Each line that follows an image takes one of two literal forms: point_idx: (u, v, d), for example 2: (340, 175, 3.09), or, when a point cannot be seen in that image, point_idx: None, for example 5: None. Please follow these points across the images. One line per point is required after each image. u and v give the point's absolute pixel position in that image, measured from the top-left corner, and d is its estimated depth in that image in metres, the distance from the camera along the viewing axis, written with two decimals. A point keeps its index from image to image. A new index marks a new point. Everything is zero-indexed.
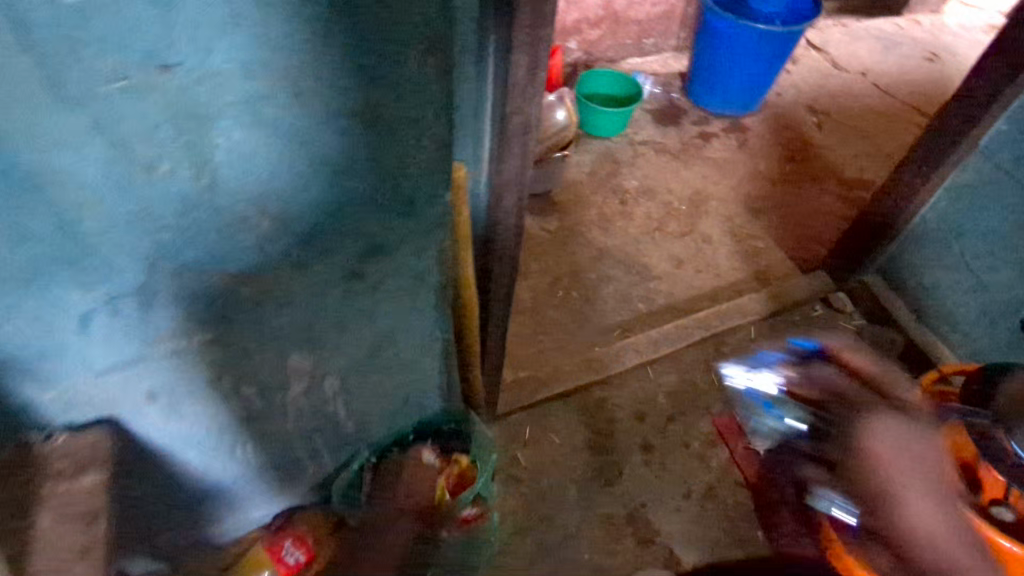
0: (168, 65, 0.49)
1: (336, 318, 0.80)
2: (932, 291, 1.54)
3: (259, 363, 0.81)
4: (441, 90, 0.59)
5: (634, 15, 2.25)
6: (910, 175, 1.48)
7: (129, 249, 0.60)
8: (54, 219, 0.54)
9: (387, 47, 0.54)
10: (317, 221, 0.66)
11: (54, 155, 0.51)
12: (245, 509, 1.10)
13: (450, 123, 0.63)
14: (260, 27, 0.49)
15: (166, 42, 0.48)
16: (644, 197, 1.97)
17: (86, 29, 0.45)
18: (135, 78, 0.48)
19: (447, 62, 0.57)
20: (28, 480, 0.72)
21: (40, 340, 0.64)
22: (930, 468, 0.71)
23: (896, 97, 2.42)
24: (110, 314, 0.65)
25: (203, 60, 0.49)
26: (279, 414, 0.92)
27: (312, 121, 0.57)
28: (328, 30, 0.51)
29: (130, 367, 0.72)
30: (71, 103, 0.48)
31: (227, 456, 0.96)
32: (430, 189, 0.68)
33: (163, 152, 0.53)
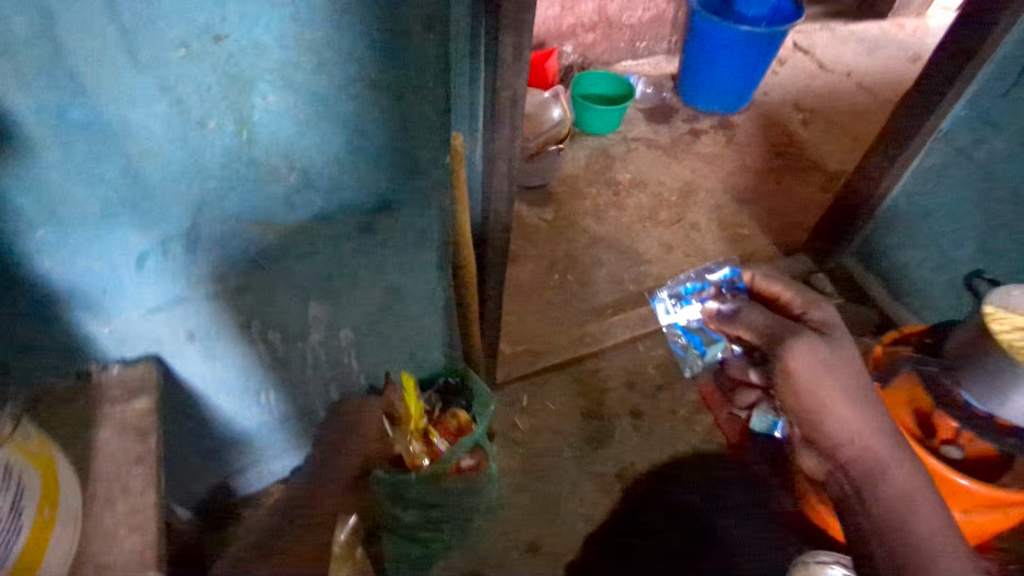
0: (220, 36, 0.61)
1: (351, 270, 0.92)
2: (904, 268, 1.64)
3: (284, 310, 0.93)
4: (439, 63, 0.71)
5: (627, 20, 2.37)
6: (880, 160, 1.58)
7: (182, 195, 0.72)
8: (124, 166, 0.66)
9: (395, 23, 0.66)
10: (336, 176, 0.78)
11: (127, 111, 0.62)
12: (265, 459, 1.22)
13: (448, 91, 0.75)
14: (294, 6, 0.61)
15: (220, 18, 0.59)
16: (636, 188, 2.09)
17: (159, 7, 0.57)
18: (194, 47, 0.60)
19: (444, 38, 0.69)
20: (89, 402, 0.84)
21: (104, 276, 0.76)
22: (839, 376, 0.98)
23: (881, 95, 2.53)
24: (162, 255, 0.77)
25: (248, 33, 0.61)
26: (299, 361, 1.03)
27: (333, 86, 0.69)
28: (348, 9, 0.63)
29: (176, 306, 0.84)
30: (143, 68, 0.60)
31: (252, 403, 1.08)
32: (431, 150, 0.80)
33: (213, 110, 0.65)
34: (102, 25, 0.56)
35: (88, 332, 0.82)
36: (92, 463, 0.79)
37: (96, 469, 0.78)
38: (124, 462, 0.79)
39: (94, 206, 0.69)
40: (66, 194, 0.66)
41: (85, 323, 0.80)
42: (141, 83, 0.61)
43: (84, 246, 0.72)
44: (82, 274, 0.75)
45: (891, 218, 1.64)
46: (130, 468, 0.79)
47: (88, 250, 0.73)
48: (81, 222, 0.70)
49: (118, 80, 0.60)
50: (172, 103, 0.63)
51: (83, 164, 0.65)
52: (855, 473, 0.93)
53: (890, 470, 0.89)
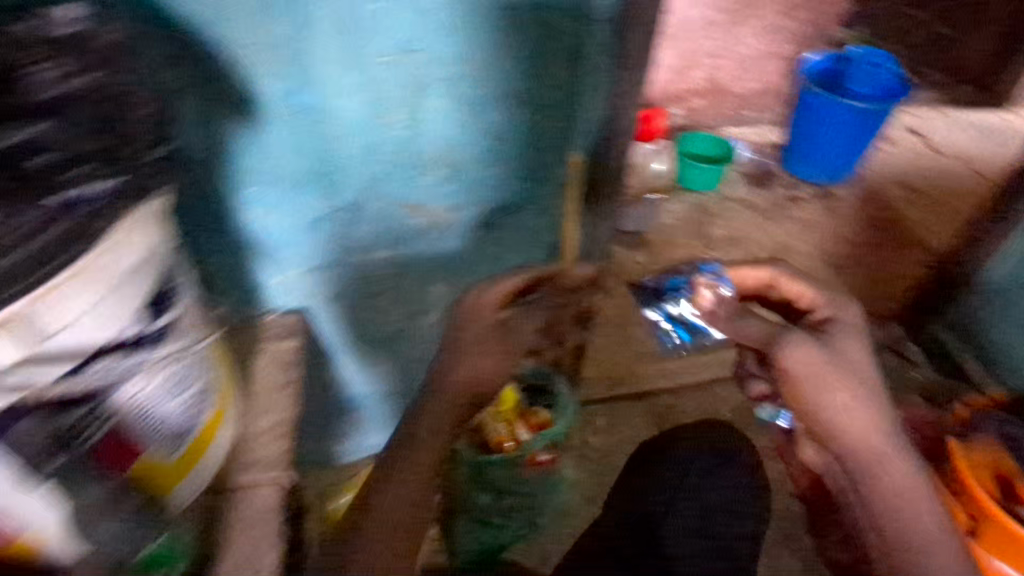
0: (414, 48, 0.80)
1: (472, 259, 1.07)
2: (1001, 347, 1.62)
3: (411, 287, 1.09)
4: (572, 84, 0.88)
5: (735, 89, 2.49)
6: (981, 233, 1.59)
7: (358, 172, 0.90)
8: (323, 143, 0.85)
9: (543, 48, 0.83)
10: (476, 173, 0.95)
11: (337, 99, 0.82)
12: (365, 433, 1.36)
13: (575, 109, 0.91)
14: (471, 30, 0.80)
15: (417, 34, 0.79)
16: (728, 244, 2.16)
17: (378, 23, 0.77)
18: (394, 54, 0.80)
19: (579, 64, 0.86)
20: (250, 339, 1.01)
21: (285, 234, 0.95)
22: (841, 369, 0.81)
23: (1002, 177, 2.44)
24: (331, 222, 0.95)
25: (434, 47, 0.80)
26: (413, 338, 1.19)
27: (488, 95, 0.86)
28: (511, 35, 0.81)
29: (330, 268, 1.02)
30: (356, 67, 0.80)
31: (367, 373, 1.23)
32: (555, 158, 0.96)
33: (396, 105, 0.84)
34: (336, 33, 0.76)
35: (261, 280, 1.00)
36: (247, 383, 0.95)
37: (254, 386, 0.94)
38: (274, 385, 0.95)
39: (294, 174, 0.88)
40: (274, 159, 0.85)
41: (261, 272, 0.99)
42: (351, 76, 0.80)
43: (277, 206, 0.91)
44: (270, 230, 0.94)
45: (993, 295, 1.62)
46: (279, 390, 0.95)
47: (280, 209, 0.92)
48: (281, 185, 0.89)
49: (336, 75, 0.80)
50: (369, 94, 0.83)
51: (295, 138, 0.84)
52: (884, 502, 0.78)
53: (892, 467, 0.79)
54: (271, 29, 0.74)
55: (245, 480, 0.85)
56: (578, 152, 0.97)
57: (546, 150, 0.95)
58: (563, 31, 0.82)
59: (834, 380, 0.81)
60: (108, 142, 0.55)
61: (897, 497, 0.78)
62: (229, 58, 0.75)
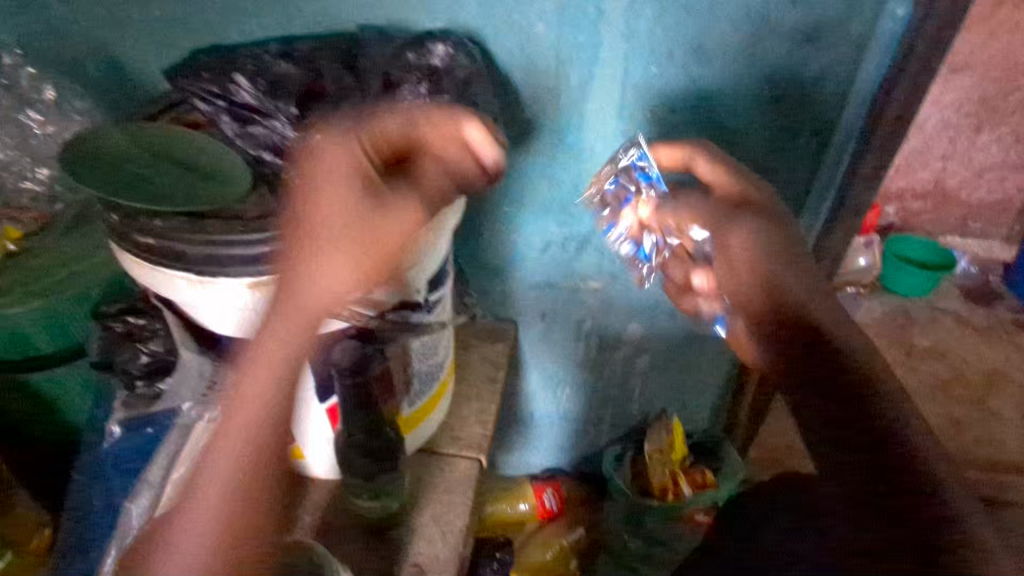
0: (676, 111, 0.87)
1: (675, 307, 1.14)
2: None
3: (613, 321, 1.17)
4: (815, 160, 0.91)
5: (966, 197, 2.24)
6: None
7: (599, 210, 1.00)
8: (575, 179, 0.96)
9: (797, 124, 0.87)
10: None
11: (597, 146, 0.91)
12: (531, 450, 1.46)
13: (811, 184, 0.93)
14: (732, 102, 0.85)
15: (682, 100, 0.86)
16: (932, 357, 1.98)
17: (650, 88, 0.85)
18: (658, 115, 0.87)
19: (827, 140, 0.88)
20: (469, 334, 1.14)
21: (519, 251, 1.07)
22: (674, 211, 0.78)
23: None
24: (561, 247, 1.06)
25: (693, 113, 0.87)
26: (601, 368, 1.27)
27: (732, 161, 0.91)
28: (769, 108, 0.86)
29: (548, 289, 1.13)
30: (622, 121, 0.88)
31: (551, 393, 1.33)
32: None
33: None
34: (613, 91, 0.86)
35: (488, 289, 1.14)
36: (463, 371, 1.08)
37: (468, 378, 1.07)
38: (484, 380, 1.07)
39: (543, 202, 1.00)
40: (530, 185, 0.98)
41: (490, 283, 1.12)
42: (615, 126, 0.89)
43: (521, 227, 1.04)
44: (509, 246, 1.07)
45: None
46: (487, 384, 1.06)
47: (522, 230, 1.04)
48: (531, 210, 1.01)
49: (602, 127, 0.89)
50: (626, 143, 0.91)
51: (554, 173, 0.95)
52: (845, 371, 0.56)
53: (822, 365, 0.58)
54: (562, 78, 0.85)
55: (447, 450, 0.97)
56: (805, 226, 0.99)
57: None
58: (824, 107, 0.85)
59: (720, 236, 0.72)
60: (449, 132, 0.69)
61: (873, 374, 0.55)
62: (519, 102, 0.88)
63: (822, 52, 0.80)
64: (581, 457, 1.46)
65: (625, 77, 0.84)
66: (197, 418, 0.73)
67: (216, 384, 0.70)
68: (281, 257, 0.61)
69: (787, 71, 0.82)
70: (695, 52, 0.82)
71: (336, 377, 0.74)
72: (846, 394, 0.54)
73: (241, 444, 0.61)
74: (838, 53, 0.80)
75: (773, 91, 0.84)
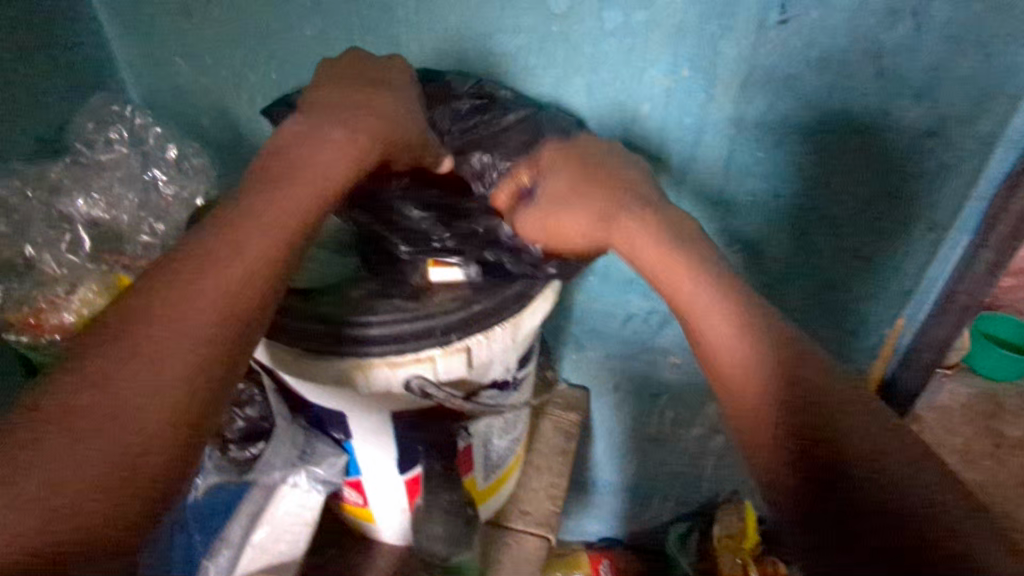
0: (779, 197, 0.83)
1: None
2: None
3: (689, 398, 1.13)
4: (926, 254, 0.85)
5: None
6: None
7: None
8: None
9: (910, 218, 0.82)
10: (795, 311, 0.96)
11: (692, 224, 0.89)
12: (591, 518, 1.42)
13: (918, 276, 0.88)
14: (843, 192, 0.81)
15: (787, 186, 0.82)
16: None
17: (754, 173, 0.82)
18: (759, 199, 0.84)
19: (942, 235, 0.83)
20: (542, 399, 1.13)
21: (600, 321, 1.05)
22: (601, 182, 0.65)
23: None
24: (643, 320, 1.04)
25: (798, 201, 0.83)
26: (672, 443, 1.22)
27: (835, 250, 0.87)
28: (882, 200, 0.81)
29: (625, 360, 1.11)
30: (720, 202, 0.86)
31: (617, 463, 1.29)
32: (879, 319, 0.94)
33: (743, 240, 0.89)
34: (715, 172, 0.83)
35: (564, 354, 1.12)
36: (534, 440, 1.06)
37: (539, 447, 1.05)
38: (554, 452, 1.04)
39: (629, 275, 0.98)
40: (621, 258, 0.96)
41: (567, 347, 1.11)
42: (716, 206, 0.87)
43: (604, 297, 1.02)
44: (590, 315, 1.05)
45: None
46: (558, 457, 1.04)
47: (605, 300, 1.02)
48: (616, 282, 0.99)
49: (699, 205, 0.87)
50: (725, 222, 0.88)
51: None
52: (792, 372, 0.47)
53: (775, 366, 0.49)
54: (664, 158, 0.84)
55: (515, 526, 0.94)
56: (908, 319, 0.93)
57: (882, 302, 0.92)
58: (944, 201, 0.80)
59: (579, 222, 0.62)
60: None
61: (822, 421, 0.43)
62: None
63: (950, 147, 0.75)
64: (643, 531, 1.40)
65: (729, 160, 0.81)
66: (284, 481, 0.72)
67: (308, 453, 0.71)
68: (388, 346, 0.59)
69: (908, 165, 0.77)
70: (810, 143, 0.77)
71: (427, 457, 0.72)
72: (802, 437, 0.43)
73: (168, 351, 0.45)
74: (969, 148, 0.74)
75: (891, 183, 0.79)
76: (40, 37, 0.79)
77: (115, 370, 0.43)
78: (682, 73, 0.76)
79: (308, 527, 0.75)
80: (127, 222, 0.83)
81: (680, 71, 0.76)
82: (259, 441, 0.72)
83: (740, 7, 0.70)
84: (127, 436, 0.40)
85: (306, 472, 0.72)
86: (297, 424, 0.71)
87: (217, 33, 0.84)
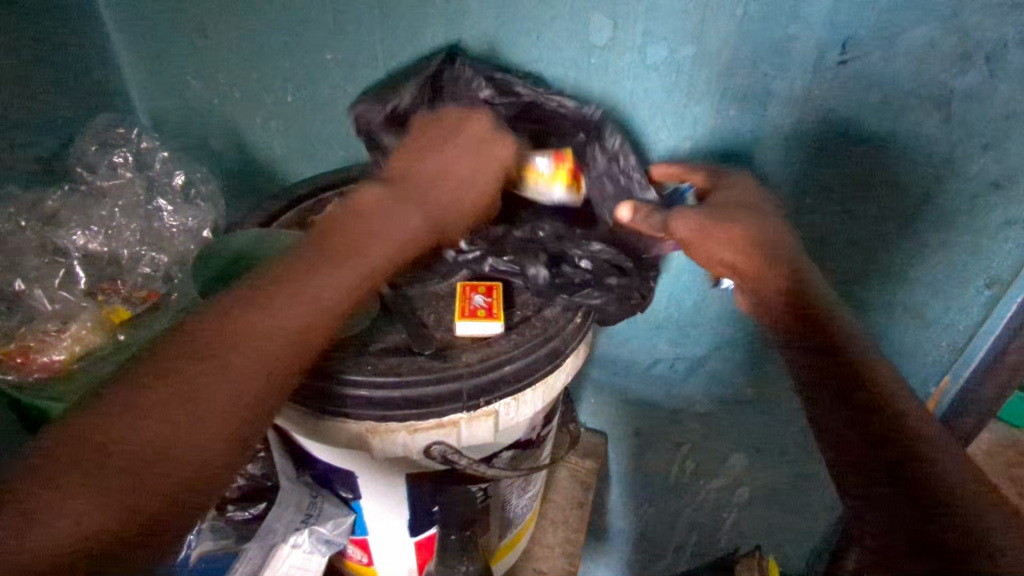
0: (823, 243, 0.78)
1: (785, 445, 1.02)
2: None
3: (713, 447, 1.07)
4: (980, 312, 0.79)
5: None
6: None
7: (715, 333, 0.91)
8: (695, 300, 0.88)
9: (964, 274, 0.76)
10: None
11: None
12: (600, 564, 1.35)
13: (969, 335, 0.82)
14: (893, 243, 0.76)
15: (832, 232, 0.77)
16: None
17: (797, 217, 0.77)
18: (802, 244, 0.79)
19: (1000, 294, 0.77)
20: None
21: (622, 364, 1.00)
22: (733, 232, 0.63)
23: None
24: (668, 366, 0.97)
25: (843, 248, 0.78)
26: (692, 493, 1.15)
27: (879, 302, 0.81)
28: (934, 254, 0.75)
29: (646, 405, 1.05)
30: None
31: (632, 511, 1.22)
32: (923, 376, 0.88)
33: None
34: None
35: (583, 395, 1.06)
36: (548, 490, 0.99)
37: (553, 497, 0.99)
38: (569, 504, 0.98)
39: (657, 318, 0.92)
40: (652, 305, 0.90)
41: (586, 388, 1.05)
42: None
43: (628, 340, 0.96)
44: (612, 358, 0.99)
45: None
46: (573, 509, 0.97)
47: (630, 344, 0.96)
48: (642, 325, 0.93)
49: None
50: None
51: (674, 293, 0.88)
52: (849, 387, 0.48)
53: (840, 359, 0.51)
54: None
55: None
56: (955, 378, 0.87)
57: (929, 358, 0.85)
58: (1004, 259, 0.74)
59: (718, 235, 0.62)
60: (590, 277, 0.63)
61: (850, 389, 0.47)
62: None
63: (1013, 200, 0.69)
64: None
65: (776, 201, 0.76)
66: (286, 542, 0.64)
67: (313, 513, 0.65)
68: (409, 408, 0.53)
69: (966, 218, 0.71)
70: (863, 188, 0.72)
71: (442, 521, 0.65)
72: (850, 399, 0.47)
73: (233, 392, 0.45)
74: None
75: (945, 236, 0.73)
76: (47, 65, 0.75)
77: (182, 397, 0.43)
78: (728, 113, 0.71)
79: None
80: (126, 256, 0.77)
81: (726, 110, 0.71)
82: (259, 504, 0.68)
83: (793, 48, 0.65)
84: (183, 452, 0.42)
85: (311, 533, 0.65)
86: (303, 484, 0.66)
87: (232, 55, 0.80)
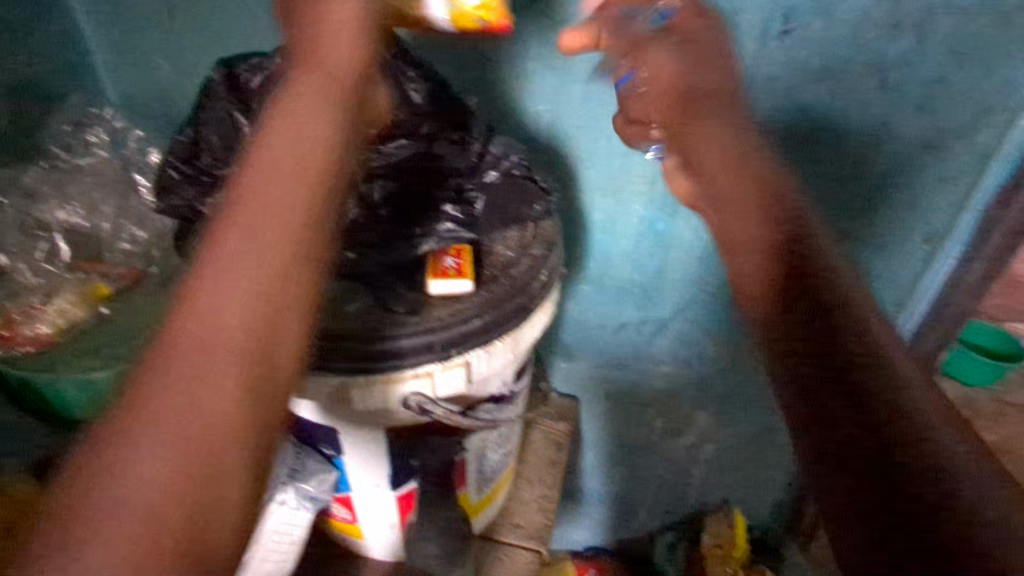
0: None
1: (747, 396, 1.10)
2: None
3: (679, 406, 1.13)
4: (916, 265, 0.87)
5: None
6: None
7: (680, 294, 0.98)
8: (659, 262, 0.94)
9: (901, 231, 0.83)
10: None
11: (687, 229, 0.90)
12: (577, 526, 1.40)
13: (907, 290, 0.90)
14: (838, 204, 0.81)
15: None
16: None
17: None
18: None
19: (934, 249, 0.84)
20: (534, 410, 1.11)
21: (592, 329, 1.04)
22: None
23: None
24: (635, 328, 1.03)
25: None
26: (662, 451, 1.21)
27: None
28: (873, 209, 0.81)
29: (614, 369, 1.10)
30: None
31: (605, 473, 1.27)
32: None
33: None
34: None
35: (554, 362, 1.11)
36: (525, 451, 1.03)
37: (529, 456, 1.03)
38: (547, 463, 1.02)
39: (625, 281, 0.97)
40: (601, 306, 1.01)
41: (557, 355, 1.10)
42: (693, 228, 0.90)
43: (596, 305, 1.01)
44: (582, 324, 1.04)
45: None
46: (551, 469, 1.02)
47: (599, 309, 1.01)
48: (610, 288, 0.98)
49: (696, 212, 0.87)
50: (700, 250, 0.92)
51: (640, 256, 0.94)
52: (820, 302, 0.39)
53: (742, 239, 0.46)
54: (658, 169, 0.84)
55: (507, 540, 0.93)
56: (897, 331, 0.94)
57: None
58: (937, 213, 0.81)
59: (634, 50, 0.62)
60: (509, 207, 0.68)
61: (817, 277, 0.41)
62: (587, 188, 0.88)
63: (945, 159, 0.76)
64: (626, 542, 1.39)
65: None
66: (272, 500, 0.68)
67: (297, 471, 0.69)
68: (383, 363, 0.58)
69: (906, 177, 0.78)
70: (811, 155, 0.77)
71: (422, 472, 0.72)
72: (815, 300, 0.40)
73: (244, 245, 0.40)
74: (964, 158, 0.75)
75: (887, 193, 0.79)
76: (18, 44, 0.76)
77: (221, 265, 0.39)
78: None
79: (295, 545, 0.72)
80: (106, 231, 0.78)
81: None
82: None
83: (743, 19, 0.68)
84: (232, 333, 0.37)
85: (296, 490, 0.68)
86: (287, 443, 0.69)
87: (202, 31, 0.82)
